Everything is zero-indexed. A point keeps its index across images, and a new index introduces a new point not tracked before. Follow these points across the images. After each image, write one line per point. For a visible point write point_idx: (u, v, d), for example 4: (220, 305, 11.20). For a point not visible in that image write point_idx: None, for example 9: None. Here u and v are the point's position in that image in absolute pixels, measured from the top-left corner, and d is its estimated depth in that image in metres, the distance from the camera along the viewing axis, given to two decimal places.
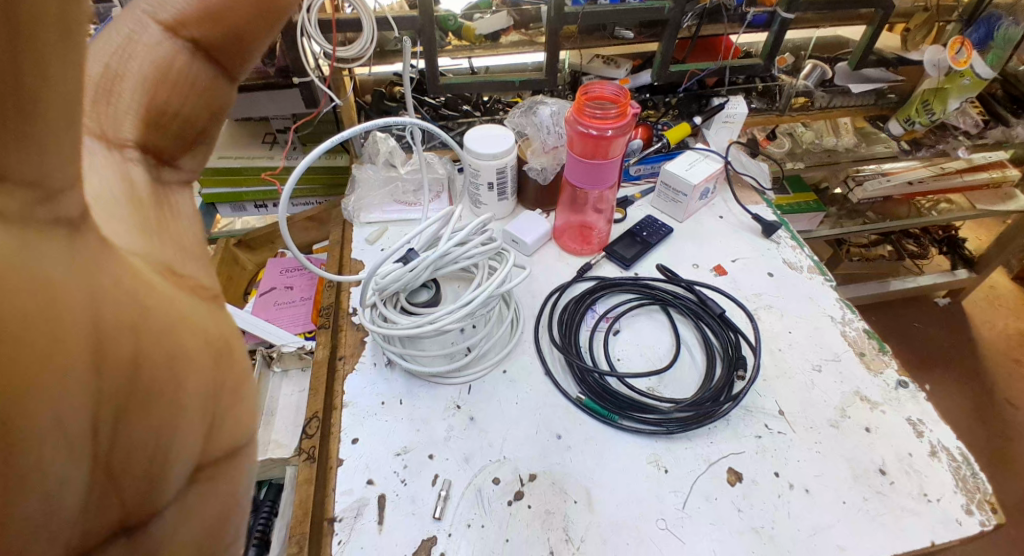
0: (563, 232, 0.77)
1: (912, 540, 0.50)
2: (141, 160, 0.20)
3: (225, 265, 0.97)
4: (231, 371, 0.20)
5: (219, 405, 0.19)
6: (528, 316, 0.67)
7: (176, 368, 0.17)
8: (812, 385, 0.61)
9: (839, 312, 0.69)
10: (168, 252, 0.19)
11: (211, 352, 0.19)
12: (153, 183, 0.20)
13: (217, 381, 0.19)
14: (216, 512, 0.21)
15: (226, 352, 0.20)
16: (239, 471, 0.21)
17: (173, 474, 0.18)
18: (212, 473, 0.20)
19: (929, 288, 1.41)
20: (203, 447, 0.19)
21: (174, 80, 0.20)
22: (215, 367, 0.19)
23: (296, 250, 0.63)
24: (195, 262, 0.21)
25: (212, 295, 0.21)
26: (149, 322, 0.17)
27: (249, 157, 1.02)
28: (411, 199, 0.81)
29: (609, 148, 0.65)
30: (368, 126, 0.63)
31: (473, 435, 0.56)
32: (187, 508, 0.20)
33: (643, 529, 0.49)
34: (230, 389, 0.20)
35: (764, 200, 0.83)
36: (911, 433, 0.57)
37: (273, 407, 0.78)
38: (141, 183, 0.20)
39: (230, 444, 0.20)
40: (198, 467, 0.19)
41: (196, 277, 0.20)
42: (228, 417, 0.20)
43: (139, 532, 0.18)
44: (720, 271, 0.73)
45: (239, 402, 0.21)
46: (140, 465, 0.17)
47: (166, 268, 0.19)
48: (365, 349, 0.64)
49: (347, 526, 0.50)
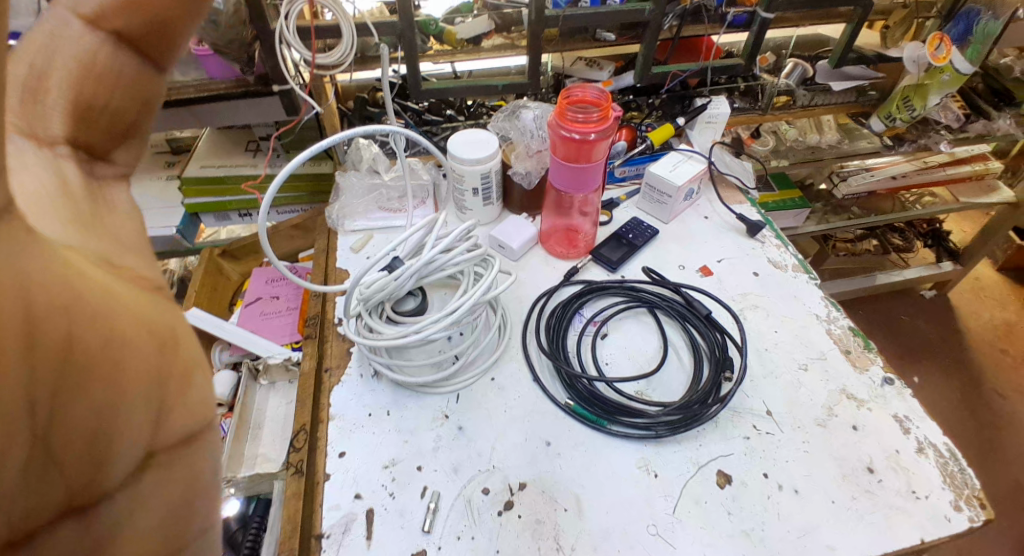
0: (549, 236, 0.77)
1: (903, 537, 0.50)
2: (73, 157, 0.20)
3: (208, 276, 0.96)
4: (179, 358, 0.19)
5: (166, 391, 0.19)
6: (515, 322, 0.67)
7: (115, 353, 0.17)
8: (800, 384, 0.61)
9: (825, 310, 0.69)
10: (103, 245, 0.20)
11: (152, 338, 0.18)
12: (87, 179, 0.20)
13: (163, 368, 0.19)
14: (177, 499, 0.20)
15: (174, 337, 0.19)
16: (202, 456, 0.21)
17: (118, 458, 0.18)
18: (166, 461, 0.19)
19: (914, 281, 1.43)
20: (151, 434, 0.19)
21: (97, 76, 0.19)
22: (160, 352, 0.19)
23: (278, 260, 0.62)
24: (131, 253, 0.21)
25: (155, 286, 0.21)
26: (85, 308, 0.16)
27: (231, 166, 1.01)
28: (396, 206, 0.80)
29: (592, 152, 0.65)
30: (349, 134, 0.62)
31: (462, 444, 0.55)
32: (140, 496, 0.19)
33: (634, 534, 0.49)
34: (181, 376, 0.19)
35: (749, 200, 0.84)
36: (898, 430, 0.57)
37: (260, 420, 0.78)
38: (76, 181, 0.20)
39: (184, 432, 0.20)
40: (149, 454, 0.19)
41: (137, 269, 0.21)
42: (181, 404, 0.19)
43: (90, 513, 0.18)
44: (706, 272, 0.73)
45: (193, 392, 0.20)
46: (78, 444, 0.17)
47: (103, 260, 0.19)
48: (351, 360, 0.63)
49: (335, 542, 0.49)
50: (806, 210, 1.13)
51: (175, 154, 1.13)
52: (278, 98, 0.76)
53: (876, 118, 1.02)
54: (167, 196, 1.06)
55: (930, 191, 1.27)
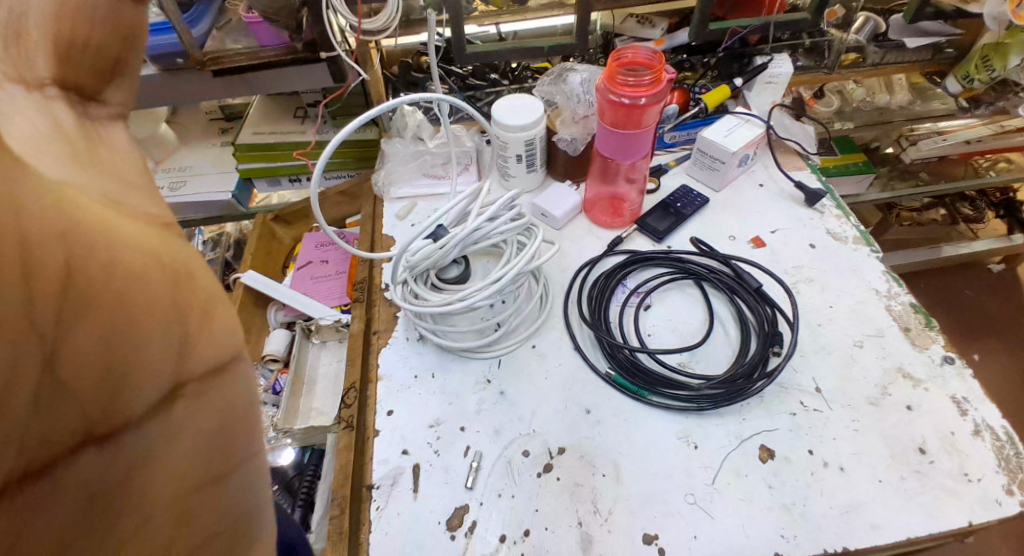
0: (594, 204, 0.76)
1: (953, 520, 0.48)
2: (64, 99, 0.18)
3: (262, 239, 1.01)
4: (195, 289, 0.16)
5: (180, 323, 0.16)
6: (558, 291, 0.67)
7: (102, 272, 0.14)
8: (853, 360, 0.59)
9: (885, 285, 0.66)
10: (105, 181, 0.17)
11: (159, 264, 0.15)
12: (81, 122, 0.19)
13: (175, 299, 0.16)
14: (214, 444, 0.18)
15: (186, 266, 0.16)
16: (238, 398, 0.18)
17: (131, 392, 0.16)
18: (196, 394, 0.17)
19: (984, 255, 1.33)
20: (176, 366, 0.16)
21: (75, 7, 0.18)
22: (168, 279, 0.16)
23: (328, 226, 0.64)
24: (141, 193, 0.19)
25: (166, 222, 0.18)
26: (53, 221, 0.13)
27: (283, 133, 1.04)
28: (440, 172, 0.80)
29: (643, 116, 0.62)
30: (397, 102, 0.62)
31: (504, 408, 0.57)
32: (171, 432, 0.16)
33: (671, 503, 0.50)
34: (203, 310, 0.17)
35: (809, 167, 0.79)
36: (955, 412, 0.55)
37: (314, 375, 0.83)
38: (69, 124, 0.18)
39: (216, 364, 0.17)
40: (177, 385, 0.16)
41: (150, 210, 0.18)
42: (203, 341, 0.17)
43: (115, 444, 0.16)
44: (758, 243, 0.71)
45: (217, 327, 0.17)
46: (81, 375, 0.14)
47: (106, 196, 0.17)
48: (398, 324, 0.65)
49: (385, 493, 0.52)
50: (870, 176, 1.06)
51: (229, 121, 1.17)
52: (325, 65, 0.77)
53: (952, 78, 0.93)
54: (224, 163, 1.11)
55: (1005, 158, 1.17)
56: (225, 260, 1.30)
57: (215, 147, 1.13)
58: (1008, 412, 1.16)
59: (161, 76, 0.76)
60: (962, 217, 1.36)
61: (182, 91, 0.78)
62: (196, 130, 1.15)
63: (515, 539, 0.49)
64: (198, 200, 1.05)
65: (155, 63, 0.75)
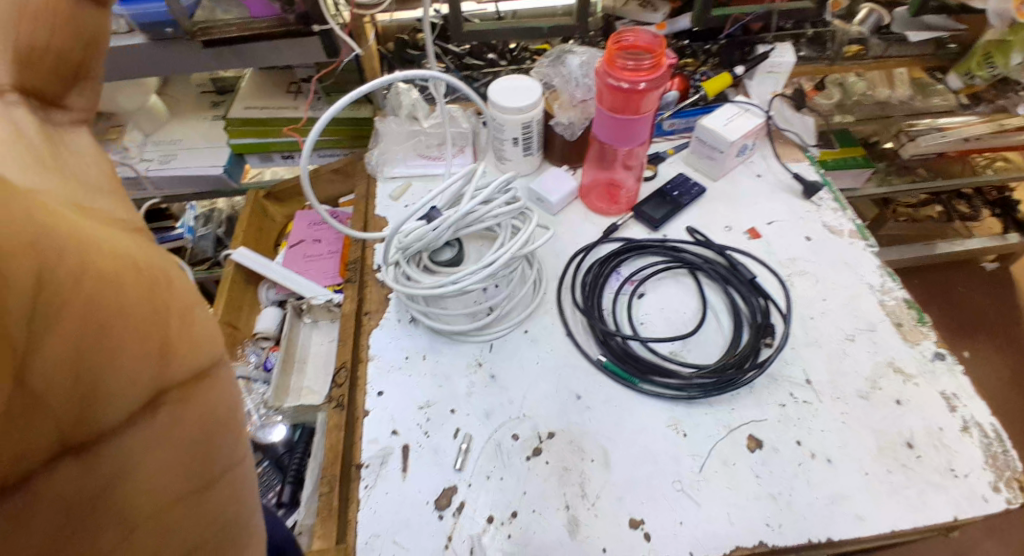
0: (590, 190, 0.75)
1: (937, 514, 0.49)
2: (24, 105, 0.17)
3: (253, 217, 0.99)
4: (173, 296, 0.16)
5: (159, 333, 0.16)
6: (552, 276, 0.67)
7: (87, 280, 0.14)
8: (844, 354, 0.60)
9: (879, 280, 0.66)
10: (69, 187, 0.17)
11: (136, 268, 0.15)
12: (43, 127, 0.18)
13: (156, 304, 0.16)
14: (195, 445, 0.17)
15: (157, 272, 0.16)
16: (212, 398, 0.18)
17: (112, 402, 0.15)
18: (179, 400, 0.17)
19: (976, 252, 1.33)
20: (160, 374, 0.16)
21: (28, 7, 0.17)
22: (147, 285, 0.16)
23: (319, 205, 0.64)
24: (104, 198, 0.18)
25: (133, 227, 0.18)
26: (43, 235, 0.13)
27: (275, 108, 1.02)
28: (434, 153, 0.79)
29: (642, 102, 0.61)
30: (389, 79, 0.61)
31: (494, 392, 0.57)
32: (157, 441, 0.16)
33: (659, 488, 0.50)
34: (172, 317, 0.16)
35: (807, 158, 0.79)
36: (944, 408, 0.55)
37: (305, 355, 0.82)
38: (32, 133, 0.17)
39: (194, 370, 0.17)
40: (159, 393, 0.16)
41: (110, 212, 0.18)
42: (178, 347, 0.16)
43: (93, 458, 0.15)
44: (754, 234, 0.70)
45: (193, 327, 0.17)
46: (60, 389, 0.14)
47: (74, 203, 0.16)
48: (390, 305, 0.65)
49: (373, 472, 0.53)
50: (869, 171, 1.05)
51: (221, 95, 1.14)
52: (319, 38, 0.75)
53: (953, 74, 0.95)
54: (215, 137, 1.09)
55: (1003, 157, 1.17)
56: (216, 237, 1.29)
57: (206, 121, 1.11)
58: (994, 409, 1.18)
59: (151, 46, 0.73)
60: (958, 215, 1.34)
61: (173, 61, 0.76)
62: (186, 103, 1.13)
63: (503, 521, 0.49)
64: (188, 175, 1.03)
65: (145, 32, 0.72)
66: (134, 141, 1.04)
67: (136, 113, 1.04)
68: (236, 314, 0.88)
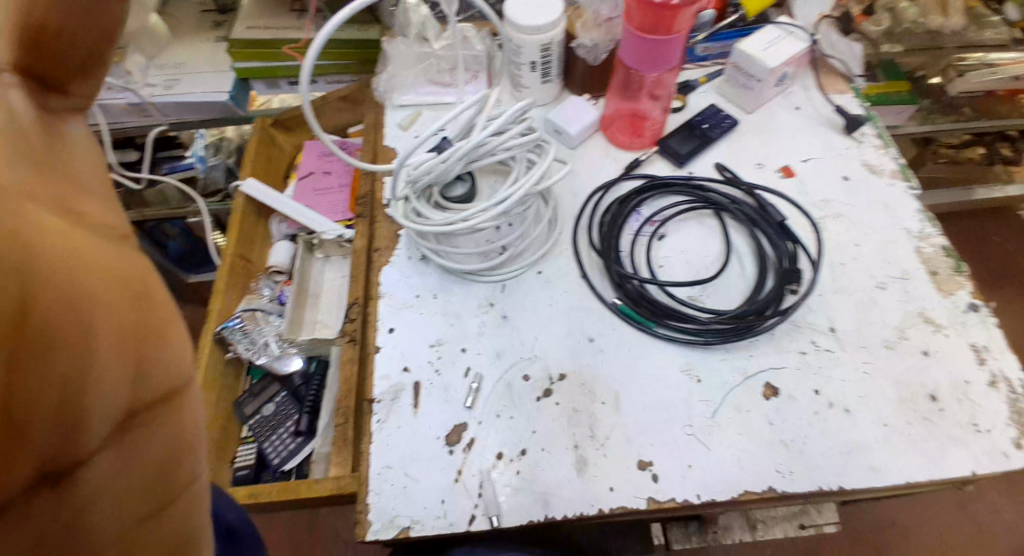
0: (612, 121, 0.70)
1: (952, 465, 0.48)
2: (22, 87, 0.18)
3: (262, 145, 0.96)
4: (153, 320, 0.20)
5: (142, 350, 0.19)
6: (568, 215, 0.64)
7: (82, 313, 0.17)
8: (872, 303, 0.57)
9: (918, 225, 0.62)
10: (64, 187, 0.19)
11: (125, 291, 0.19)
12: (41, 116, 0.19)
13: (141, 337, 0.20)
14: (162, 453, 0.22)
15: (150, 302, 0.20)
16: (183, 411, 0.22)
17: (97, 423, 0.19)
18: (147, 417, 0.21)
19: (1015, 199, 1.26)
20: (133, 396, 0.20)
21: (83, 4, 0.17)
22: (136, 303, 0.19)
23: (323, 134, 0.60)
24: (97, 203, 0.20)
25: (121, 234, 0.21)
26: (55, 283, 0.16)
27: (278, 29, 0.96)
28: (447, 79, 0.74)
29: (674, 21, 0.55)
30: None
31: (506, 332, 0.56)
32: (125, 451, 0.20)
33: (669, 432, 0.50)
34: (162, 343, 0.21)
35: (852, 89, 0.72)
36: (973, 360, 0.53)
37: (318, 290, 0.82)
38: (26, 118, 0.18)
39: (165, 387, 0.21)
40: (131, 411, 0.20)
41: (100, 217, 0.20)
42: (155, 363, 0.20)
43: (74, 475, 0.19)
44: (787, 173, 0.66)
45: (170, 352, 0.21)
46: (59, 412, 0.17)
47: (63, 204, 0.18)
48: (400, 242, 0.63)
49: (385, 408, 0.53)
50: (910, 107, 1.00)
51: (224, 16, 1.08)
52: None
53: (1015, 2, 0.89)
54: (219, 61, 1.04)
55: None
56: (227, 168, 1.27)
57: (209, 43, 1.05)
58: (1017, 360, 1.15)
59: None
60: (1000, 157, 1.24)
61: None
62: (188, 24, 1.07)
63: (512, 458, 0.50)
64: (194, 102, 1.00)
65: None
66: (137, 64, 1.00)
67: (136, 33, 0.98)
68: (248, 247, 0.88)
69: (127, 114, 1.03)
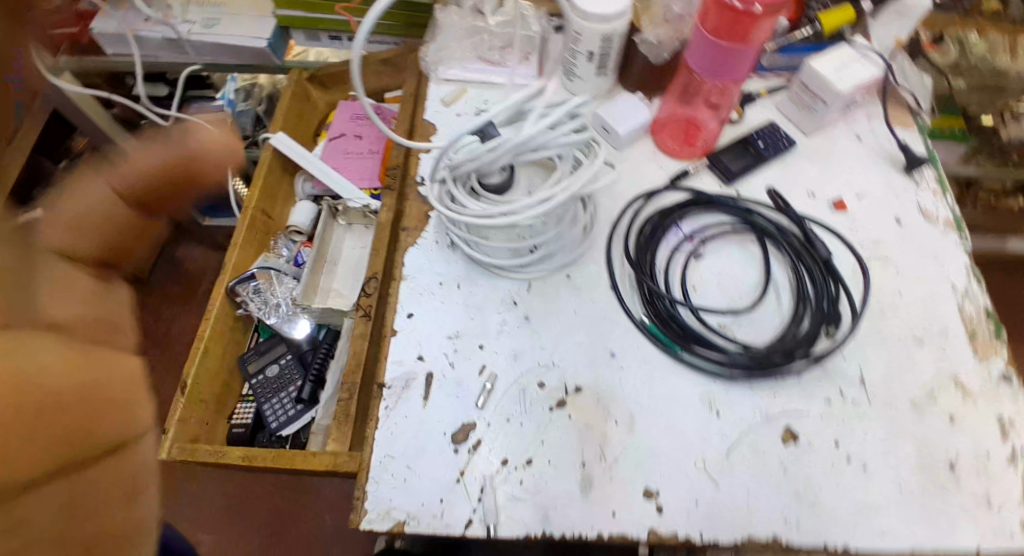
0: (664, 126, 0.67)
1: (963, 539, 0.47)
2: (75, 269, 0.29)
3: (296, 98, 0.94)
4: (111, 390, 0.25)
5: (97, 410, 0.24)
6: (605, 221, 0.61)
7: (56, 389, 0.22)
8: (907, 357, 0.54)
9: (963, 281, 0.58)
10: (82, 315, 0.25)
11: (82, 380, 0.23)
12: (116, 292, 0.28)
13: (96, 400, 0.24)
14: (111, 517, 0.24)
15: (121, 379, 0.26)
16: (132, 466, 0.25)
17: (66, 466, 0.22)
18: (104, 466, 0.24)
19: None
20: (93, 452, 0.23)
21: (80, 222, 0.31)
22: (95, 385, 0.24)
23: (366, 98, 0.56)
24: (112, 333, 0.26)
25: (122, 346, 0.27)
26: (54, 363, 0.22)
27: None
28: (496, 58, 0.70)
29: (751, 30, 0.51)
30: None
31: (527, 334, 0.55)
32: (78, 502, 0.23)
33: (680, 463, 0.49)
34: (127, 404, 0.25)
35: (920, 125, 0.67)
36: (997, 435, 0.51)
37: (336, 257, 0.81)
38: (87, 284, 0.26)
39: (120, 438, 0.25)
40: (88, 459, 0.23)
41: (110, 343, 0.26)
42: (110, 424, 0.24)
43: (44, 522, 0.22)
44: (840, 205, 0.62)
45: (128, 410, 0.25)
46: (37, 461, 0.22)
47: (71, 338, 0.24)
48: (429, 225, 0.61)
49: (394, 395, 0.52)
50: (963, 147, 0.90)
51: None
52: None
53: None
54: (260, 6, 1.01)
55: None
56: (256, 115, 1.24)
57: None
58: None
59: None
60: None
61: None
62: None
63: (516, 466, 0.49)
64: (231, 43, 0.98)
65: None
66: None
67: None
68: (270, 204, 0.86)
69: (162, 47, 1.02)
